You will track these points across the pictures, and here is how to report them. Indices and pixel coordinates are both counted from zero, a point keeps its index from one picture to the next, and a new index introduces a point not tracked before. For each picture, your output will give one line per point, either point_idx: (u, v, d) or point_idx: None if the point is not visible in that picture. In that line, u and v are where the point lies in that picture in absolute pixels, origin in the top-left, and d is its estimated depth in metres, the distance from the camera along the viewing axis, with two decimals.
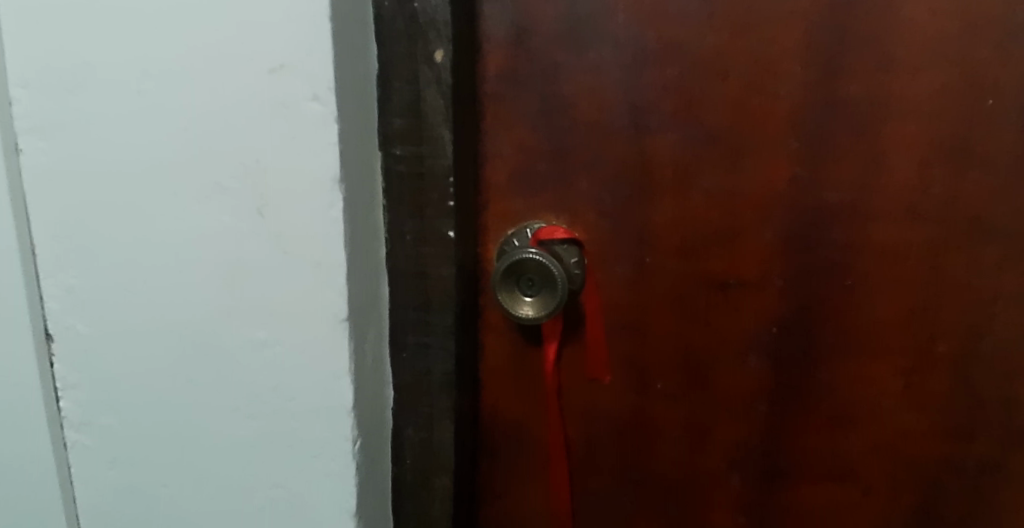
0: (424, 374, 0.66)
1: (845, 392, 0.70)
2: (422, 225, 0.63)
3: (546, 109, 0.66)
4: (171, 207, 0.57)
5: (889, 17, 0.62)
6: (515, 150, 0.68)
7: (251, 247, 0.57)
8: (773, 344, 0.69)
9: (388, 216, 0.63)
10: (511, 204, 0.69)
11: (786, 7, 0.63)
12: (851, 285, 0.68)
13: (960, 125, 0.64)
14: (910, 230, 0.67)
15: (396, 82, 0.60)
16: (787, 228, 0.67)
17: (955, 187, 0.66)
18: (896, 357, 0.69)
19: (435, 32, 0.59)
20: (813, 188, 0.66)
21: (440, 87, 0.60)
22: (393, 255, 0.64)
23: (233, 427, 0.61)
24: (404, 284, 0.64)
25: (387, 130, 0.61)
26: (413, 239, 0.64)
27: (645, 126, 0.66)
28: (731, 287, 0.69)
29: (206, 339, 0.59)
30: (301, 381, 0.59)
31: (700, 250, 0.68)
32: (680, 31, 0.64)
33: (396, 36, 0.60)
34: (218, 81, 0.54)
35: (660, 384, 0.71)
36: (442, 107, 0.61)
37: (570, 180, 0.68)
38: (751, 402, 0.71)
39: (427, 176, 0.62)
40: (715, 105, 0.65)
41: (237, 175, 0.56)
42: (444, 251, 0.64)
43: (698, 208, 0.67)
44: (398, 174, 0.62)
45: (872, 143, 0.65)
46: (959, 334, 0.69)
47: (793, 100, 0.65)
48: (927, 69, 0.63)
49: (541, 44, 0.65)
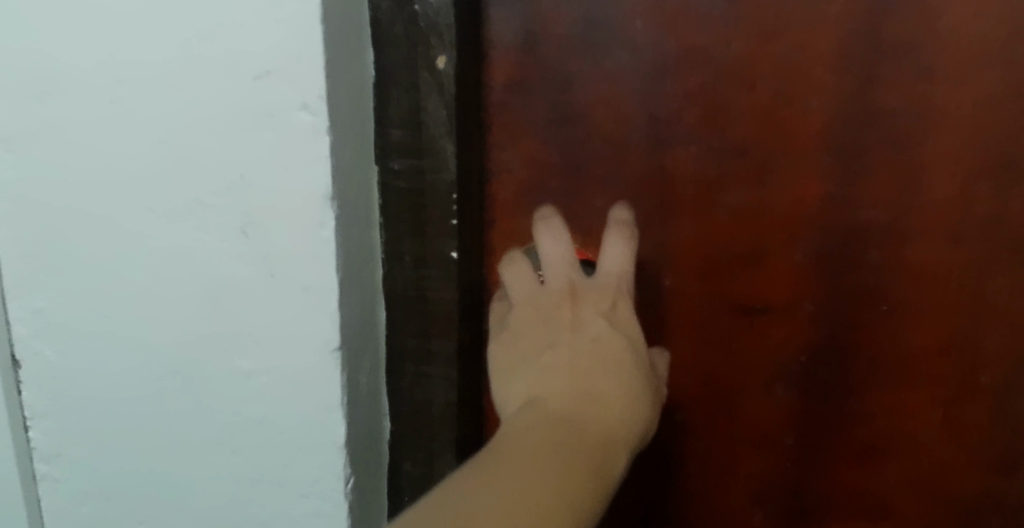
0: (424, 405, 0.61)
1: (879, 424, 0.65)
2: (423, 245, 0.58)
3: (557, 121, 0.63)
4: (148, 224, 0.52)
5: (930, 21, 0.58)
6: (524, 165, 0.65)
7: (235, 269, 0.52)
8: (802, 374, 0.64)
9: (386, 235, 0.59)
10: (521, 221, 0.66)
11: (817, 12, 0.59)
12: (888, 310, 0.62)
13: (1005, 139, 0.59)
14: (951, 252, 0.61)
15: (395, 90, 0.56)
16: (818, 249, 0.61)
17: (999, 205, 0.60)
18: (932, 387, 0.63)
19: (437, 37, 0.54)
20: (847, 206, 0.61)
21: (443, 96, 0.55)
22: (391, 277, 0.59)
23: (215, 462, 0.56)
24: (403, 307, 0.60)
25: (385, 142, 0.57)
26: (413, 260, 0.59)
27: (665, 140, 0.62)
28: (757, 312, 0.63)
29: (185, 368, 0.55)
30: (289, 415, 0.54)
31: (724, 273, 0.63)
32: (703, 38, 0.60)
33: (396, 41, 0.55)
34: (199, 88, 0.50)
35: (679, 415, 0.66)
36: (445, 118, 0.56)
37: (583, 195, 0.64)
38: (776, 434, 0.66)
39: (428, 192, 0.57)
40: (740, 116, 0.60)
41: (220, 192, 0.51)
42: (447, 273, 0.59)
43: (720, 228, 0.62)
44: (397, 190, 0.58)
45: (910, 160, 0.60)
46: (1001, 362, 0.62)
47: (826, 112, 0.60)
48: (971, 77, 0.58)
49: (551, 52, 0.62)
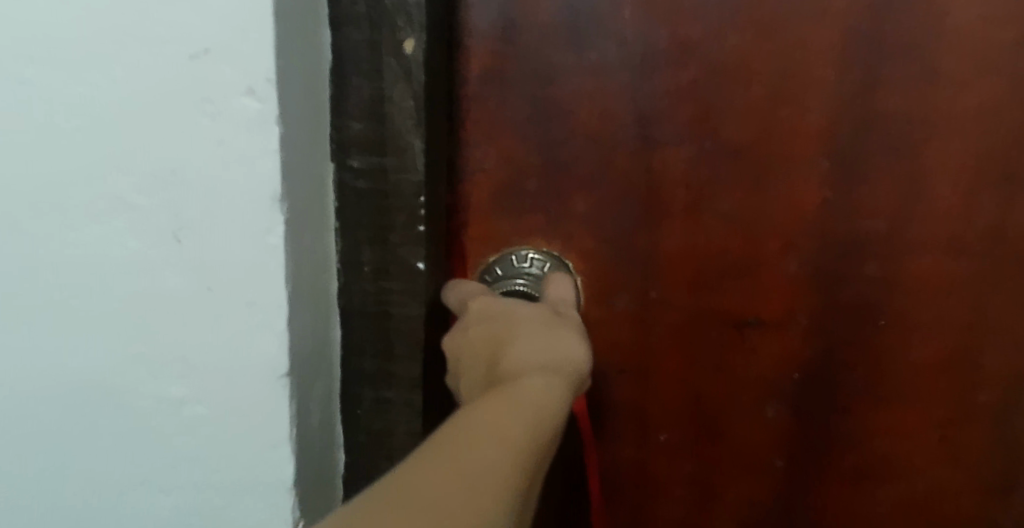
0: (389, 425, 0.56)
1: (873, 446, 0.61)
2: (385, 254, 0.53)
3: (538, 117, 0.58)
4: (53, 226, 0.43)
5: (936, 19, 0.54)
6: (500, 164, 0.58)
7: (162, 281, 0.44)
8: (795, 394, 0.60)
9: (342, 242, 0.53)
10: (496, 227, 0.60)
11: (819, 7, 0.55)
12: (885, 326, 0.58)
13: (1009, 146, 0.56)
14: (953, 264, 0.57)
15: (355, 78, 0.50)
16: (815, 261, 0.58)
17: (1002, 215, 0.57)
18: (929, 409, 0.60)
19: (404, 18, 0.49)
20: (845, 214, 0.57)
21: (410, 85, 0.50)
22: (347, 289, 0.54)
23: (141, 502, 0.49)
24: (361, 322, 0.54)
25: (343, 136, 0.51)
26: (373, 271, 0.53)
27: (654, 140, 0.57)
28: (750, 328, 0.59)
29: (102, 396, 0.46)
30: (229, 451, 0.47)
31: (715, 285, 0.59)
32: (696, 32, 0.56)
33: (357, 22, 0.49)
34: (112, 60, 0.40)
35: (663, 436, 0.61)
36: (412, 109, 0.50)
37: (564, 199, 0.58)
38: (766, 457, 0.61)
39: (391, 194, 0.52)
40: (734, 117, 0.57)
41: (144, 189, 0.42)
42: (411, 284, 0.53)
43: (711, 235, 0.58)
44: (356, 191, 0.52)
45: (911, 167, 0.56)
46: (999, 381, 0.59)
47: (825, 115, 0.56)
48: (976, 80, 0.55)
49: (533, 41, 0.56)
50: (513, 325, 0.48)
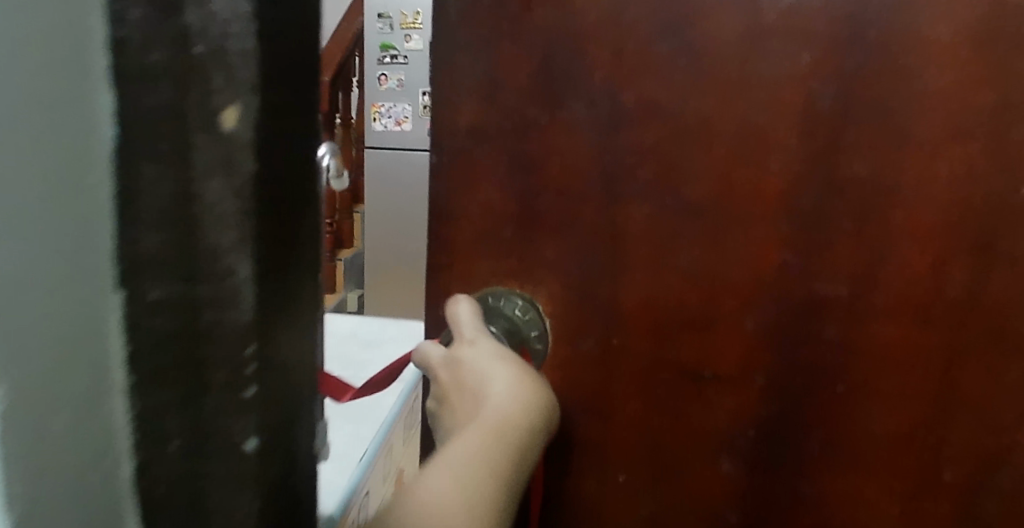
0: None
1: (834, 509, 0.61)
2: (197, 418, 0.38)
3: (515, 168, 0.62)
4: None
5: (903, 84, 0.54)
6: (482, 211, 0.64)
7: None
8: (752, 448, 0.61)
9: (134, 401, 0.37)
10: (477, 266, 0.65)
11: (782, 69, 0.55)
12: (844, 391, 0.58)
13: (983, 218, 0.54)
14: (920, 335, 0.56)
15: (144, 158, 0.34)
16: (771, 319, 0.58)
17: (974, 290, 0.55)
18: (893, 477, 0.59)
19: (221, 77, 0.35)
20: (804, 277, 0.57)
21: (230, 178, 0.36)
22: (149, 472, 0.38)
23: None
24: (164, 494, 0.38)
25: (133, 256, 0.35)
26: (183, 450, 0.38)
27: (620, 194, 0.60)
28: (707, 380, 0.60)
29: None
30: None
31: (674, 336, 0.61)
32: (660, 92, 0.58)
33: (149, 78, 0.34)
34: None
35: (622, 476, 0.64)
36: (235, 211, 0.36)
37: (537, 245, 0.63)
38: (722, 508, 0.63)
39: (201, 341, 0.37)
40: (695, 175, 0.58)
41: None
42: (228, 468, 0.39)
43: (671, 288, 0.60)
44: (155, 335, 0.36)
45: (875, 234, 0.56)
46: (969, 457, 0.58)
47: (785, 178, 0.57)
48: (948, 148, 0.54)
49: (510, 98, 0.61)
50: (486, 374, 0.59)
